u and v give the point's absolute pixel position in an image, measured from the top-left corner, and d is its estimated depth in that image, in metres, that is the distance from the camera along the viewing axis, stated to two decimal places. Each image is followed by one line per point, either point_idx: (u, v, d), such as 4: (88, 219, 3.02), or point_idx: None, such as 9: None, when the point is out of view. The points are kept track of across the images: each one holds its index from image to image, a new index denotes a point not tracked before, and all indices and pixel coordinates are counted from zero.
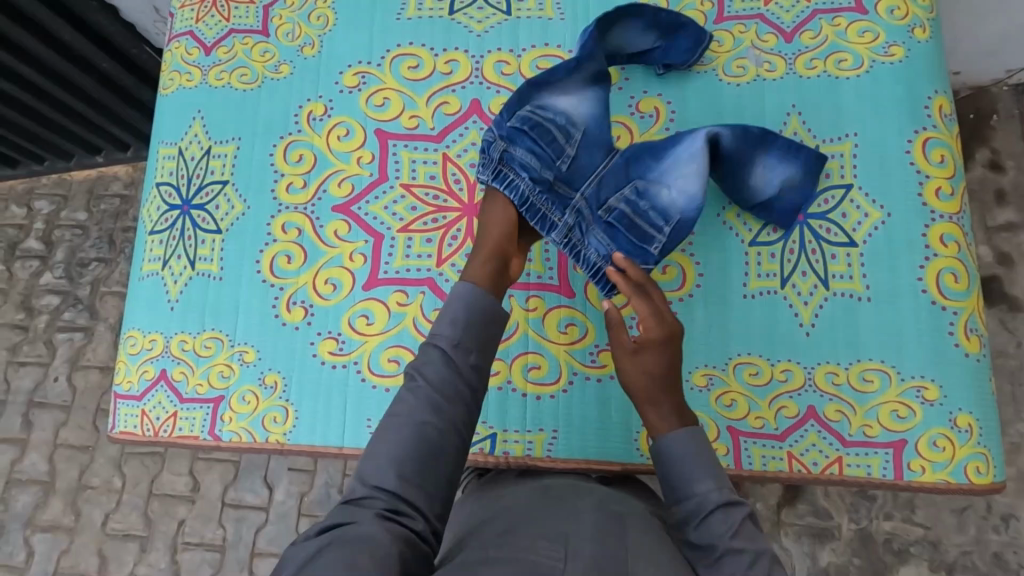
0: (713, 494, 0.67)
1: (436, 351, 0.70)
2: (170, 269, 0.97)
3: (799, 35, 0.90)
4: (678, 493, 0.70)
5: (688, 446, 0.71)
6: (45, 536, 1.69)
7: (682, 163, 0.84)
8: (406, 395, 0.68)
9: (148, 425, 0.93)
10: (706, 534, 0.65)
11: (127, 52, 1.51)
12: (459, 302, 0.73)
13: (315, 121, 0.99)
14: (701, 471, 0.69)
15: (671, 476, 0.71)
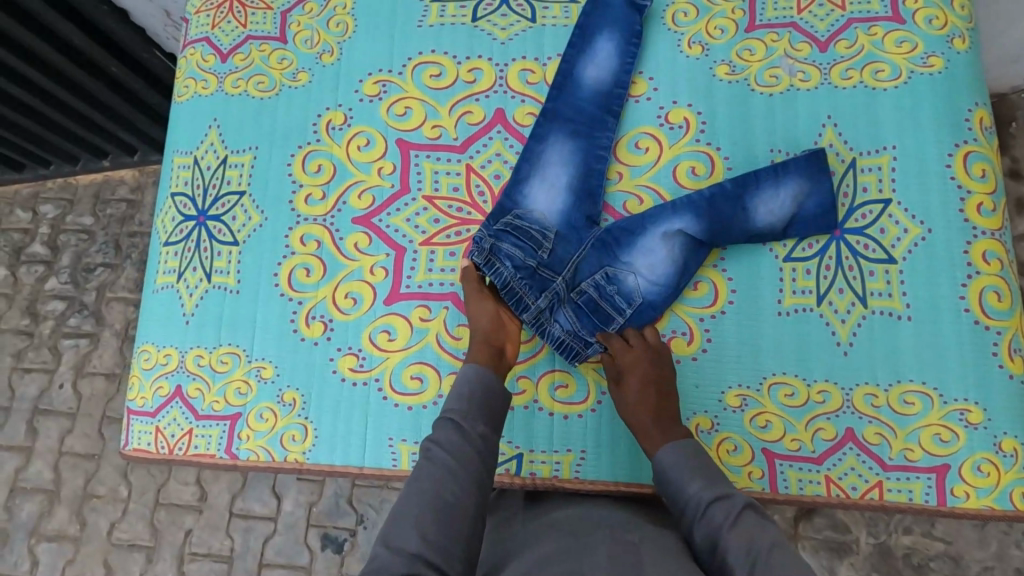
0: (704, 492, 0.65)
1: (449, 422, 0.70)
2: (186, 282, 0.95)
3: (833, 44, 0.88)
4: (675, 502, 0.68)
5: (674, 454, 0.70)
6: (50, 545, 1.66)
7: (653, 250, 0.85)
8: (424, 463, 0.66)
9: (162, 442, 0.90)
10: (707, 533, 0.62)
11: (137, 56, 1.48)
12: (467, 381, 0.74)
13: (334, 130, 0.96)
14: (691, 474, 0.68)
15: (667, 489, 0.69)
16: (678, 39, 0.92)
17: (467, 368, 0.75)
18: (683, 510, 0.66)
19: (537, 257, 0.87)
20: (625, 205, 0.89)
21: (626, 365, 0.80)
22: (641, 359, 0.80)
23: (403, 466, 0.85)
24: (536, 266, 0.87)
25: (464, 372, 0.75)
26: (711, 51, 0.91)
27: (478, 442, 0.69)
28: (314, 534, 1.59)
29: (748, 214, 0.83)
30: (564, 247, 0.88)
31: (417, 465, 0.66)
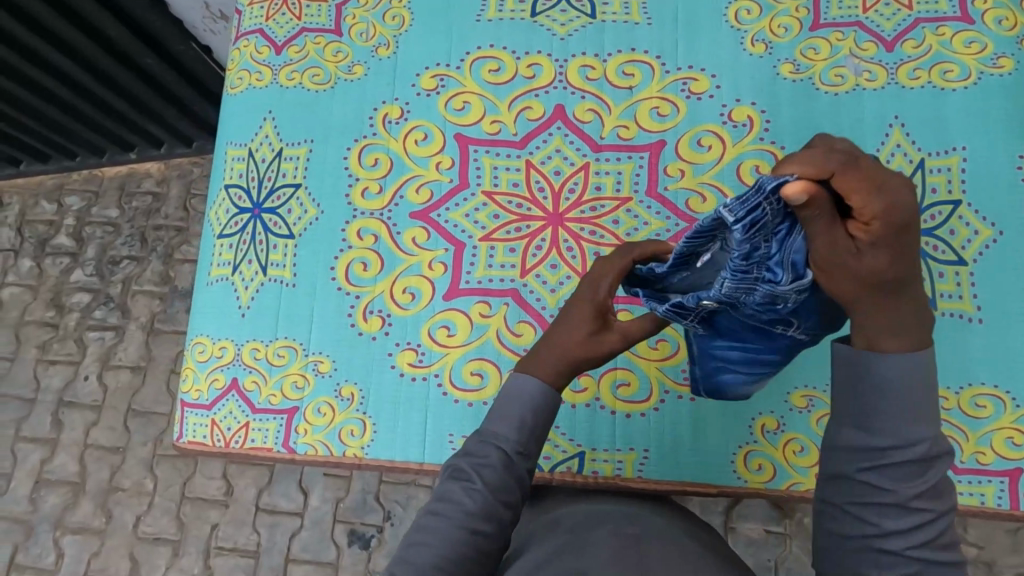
0: (922, 443, 0.49)
1: (497, 450, 0.62)
2: (241, 275, 0.94)
3: (900, 43, 0.88)
4: (857, 417, 0.51)
5: (911, 377, 0.48)
6: (75, 538, 1.66)
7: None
8: (457, 496, 0.60)
9: (218, 435, 0.90)
10: (884, 484, 0.49)
11: (172, 49, 1.46)
12: (530, 407, 0.64)
13: (390, 124, 0.96)
14: (916, 403, 0.49)
15: (858, 394, 0.50)
16: (741, 37, 0.91)
17: (533, 386, 0.64)
18: (866, 438, 0.50)
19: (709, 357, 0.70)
20: (687, 203, 0.88)
21: (892, 231, 0.41)
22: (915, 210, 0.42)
23: None
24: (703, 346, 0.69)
25: (521, 386, 0.65)
26: (775, 49, 0.90)
27: (522, 481, 0.62)
28: (341, 529, 1.59)
29: None
30: (760, 348, 0.65)
31: (451, 488, 0.60)
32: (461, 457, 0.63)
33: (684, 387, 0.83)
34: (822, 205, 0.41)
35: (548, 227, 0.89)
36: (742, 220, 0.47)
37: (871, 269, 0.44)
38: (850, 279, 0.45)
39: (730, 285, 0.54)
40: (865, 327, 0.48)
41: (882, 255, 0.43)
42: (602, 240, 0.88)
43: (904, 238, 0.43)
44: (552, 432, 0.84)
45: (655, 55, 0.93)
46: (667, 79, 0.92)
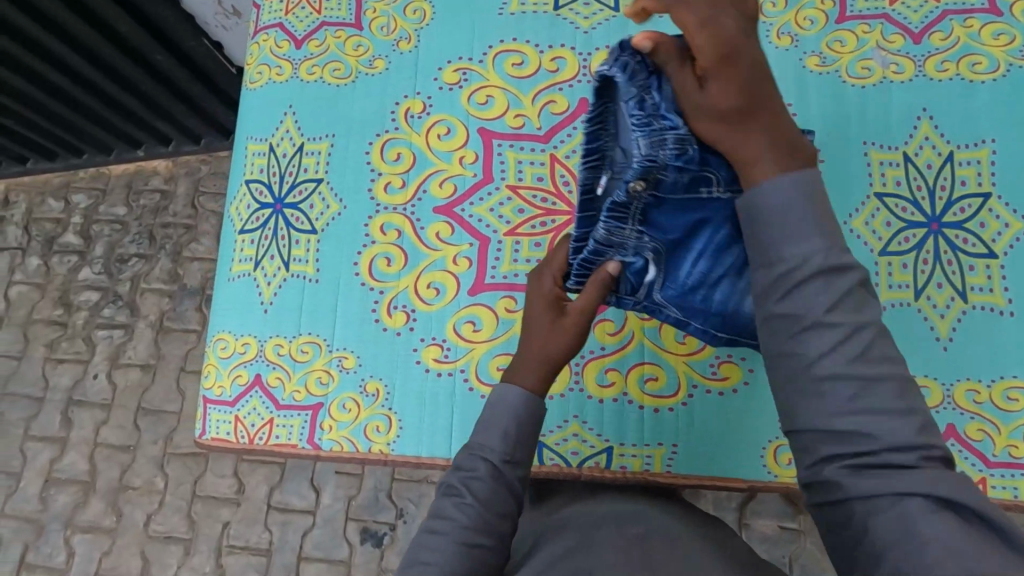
0: (812, 253, 0.48)
1: (484, 463, 0.63)
2: (263, 271, 0.94)
3: (927, 36, 0.87)
4: (760, 257, 0.50)
5: (790, 194, 0.49)
6: (85, 537, 1.65)
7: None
8: (451, 510, 0.60)
9: (242, 432, 0.89)
10: (793, 305, 0.47)
11: (183, 45, 1.45)
12: (513, 416, 0.65)
13: (412, 118, 0.95)
14: (795, 223, 0.49)
15: (752, 236, 0.51)
16: (767, 30, 0.91)
17: (515, 396, 0.65)
18: (768, 272, 0.49)
19: (677, 262, 0.66)
20: None
21: (719, 45, 0.48)
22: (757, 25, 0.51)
23: None
24: (666, 245, 0.64)
25: (505, 395, 0.66)
26: (801, 42, 0.90)
27: (514, 489, 0.63)
28: (353, 527, 1.58)
29: None
30: (707, 227, 0.63)
31: (445, 505, 0.61)
32: (451, 473, 0.64)
33: (713, 382, 0.83)
34: (669, 49, 0.52)
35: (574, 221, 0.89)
36: (614, 68, 0.55)
37: (721, 98, 0.50)
38: (704, 108, 0.51)
39: (643, 143, 0.56)
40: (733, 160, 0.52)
41: (718, 76, 0.49)
42: None
43: (749, 77, 0.49)
44: (580, 427, 0.84)
45: None
46: None
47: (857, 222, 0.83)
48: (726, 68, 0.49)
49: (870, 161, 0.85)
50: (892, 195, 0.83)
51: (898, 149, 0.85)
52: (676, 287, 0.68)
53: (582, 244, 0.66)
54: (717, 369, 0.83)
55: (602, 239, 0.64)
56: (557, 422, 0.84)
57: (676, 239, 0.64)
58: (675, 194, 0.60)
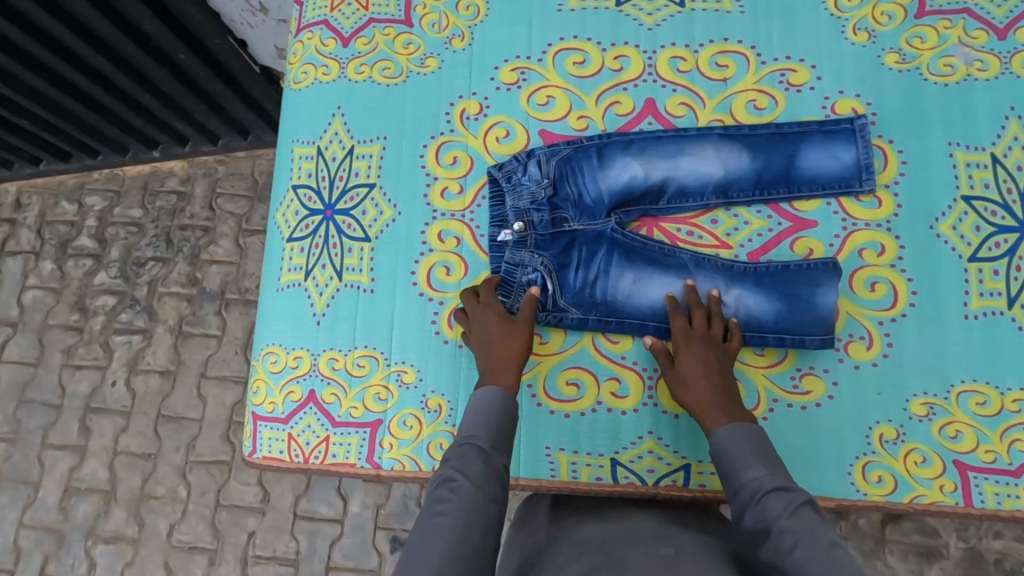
0: (763, 479, 0.61)
1: (473, 449, 0.67)
2: (315, 281, 0.89)
3: (1013, 32, 0.83)
4: (729, 486, 0.64)
5: (742, 438, 0.66)
6: (107, 548, 1.61)
7: (665, 291, 0.83)
8: (449, 493, 0.62)
9: (296, 450, 0.85)
10: (759, 515, 0.59)
11: (208, 43, 1.39)
12: (493, 408, 0.70)
13: (468, 120, 0.91)
14: (748, 459, 0.64)
15: (723, 472, 0.66)
16: (842, 26, 0.87)
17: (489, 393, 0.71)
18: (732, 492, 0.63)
19: (563, 274, 0.84)
20: (792, 202, 0.84)
21: (688, 329, 0.77)
22: (729, 334, 0.78)
23: (562, 477, 0.80)
24: (552, 262, 0.84)
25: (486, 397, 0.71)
26: (878, 38, 0.86)
27: (502, 476, 0.66)
28: (382, 536, 1.54)
29: (807, 167, 0.83)
30: (582, 245, 0.85)
31: (441, 491, 0.62)
32: (443, 466, 0.66)
33: (795, 396, 0.79)
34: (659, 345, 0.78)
35: (643, 225, 0.87)
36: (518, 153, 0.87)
37: (693, 369, 0.73)
38: (684, 371, 0.74)
39: (532, 171, 0.86)
40: (695, 412, 0.72)
41: (691, 348, 0.75)
42: (700, 241, 0.84)
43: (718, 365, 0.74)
44: (655, 443, 0.80)
45: (750, 46, 0.88)
46: (763, 71, 0.87)
47: (942, 227, 0.80)
48: (694, 351, 0.75)
49: (956, 163, 0.81)
50: (980, 198, 0.80)
51: (985, 150, 0.81)
52: (572, 291, 0.83)
53: (497, 273, 0.85)
54: (799, 383, 0.79)
55: (509, 261, 0.84)
56: (631, 438, 0.80)
57: (560, 258, 0.85)
58: (548, 233, 0.85)
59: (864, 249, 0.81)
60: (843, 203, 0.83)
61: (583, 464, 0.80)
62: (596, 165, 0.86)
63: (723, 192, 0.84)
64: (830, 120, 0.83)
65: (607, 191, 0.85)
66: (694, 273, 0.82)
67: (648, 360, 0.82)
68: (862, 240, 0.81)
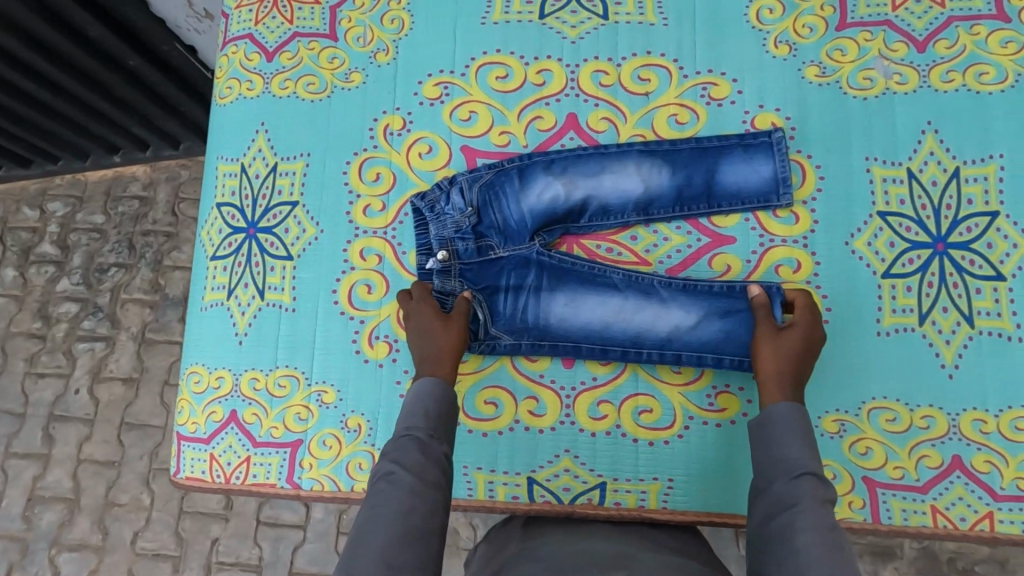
0: (802, 460, 0.61)
1: (411, 441, 0.65)
2: (237, 300, 0.89)
3: (932, 44, 0.82)
4: (767, 454, 0.63)
5: (794, 417, 0.65)
6: (73, 555, 1.60)
7: (597, 314, 0.82)
8: (387, 487, 0.61)
9: (218, 471, 0.85)
10: (791, 489, 0.59)
11: (158, 49, 1.36)
12: (428, 396, 0.69)
13: (392, 135, 0.90)
14: (796, 439, 0.63)
15: (764, 437, 0.65)
16: (764, 39, 0.86)
17: (427, 382, 0.70)
18: (766, 459, 0.63)
19: (493, 302, 0.83)
20: (711, 217, 0.84)
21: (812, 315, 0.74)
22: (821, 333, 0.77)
23: (479, 496, 0.80)
24: (481, 290, 0.83)
25: (422, 387, 0.70)
26: (799, 51, 0.85)
27: (442, 462, 0.64)
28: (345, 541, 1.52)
29: (729, 185, 0.83)
30: (510, 271, 0.84)
31: (380, 486, 0.61)
32: (382, 461, 0.64)
33: (709, 413, 0.79)
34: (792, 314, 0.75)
35: (564, 243, 0.86)
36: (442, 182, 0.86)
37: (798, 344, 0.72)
38: (787, 341, 0.72)
39: (456, 200, 0.84)
40: (777, 375, 0.69)
41: (803, 333, 0.72)
42: (619, 258, 0.84)
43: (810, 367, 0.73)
44: (571, 462, 0.80)
45: (673, 59, 0.87)
46: (685, 85, 0.87)
47: (858, 243, 0.80)
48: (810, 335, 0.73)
49: (872, 179, 0.81)
50: (895, 214, 0.80)
51: (902, 165, 0.81)
52: (504, 318, 0.82)
53: None
54: (714, 401, 0.80)
55: (437, 291, 0.83)
56: (549, 457, 0.80)
57: (488, 285, 0.83)
58: (474, 260, 0.84)
59: (781, 265, 0.81)
60: (762, 219, 0.83)
61: (500, 483, 0.80)
62: (518, 187, 0.84)
63: (644, 210, 0.84)
64: (748, 134, 0.83)
65: (530, 214, 0.84)
66: (624, 293, 0.82)
67: (566, 379, 0.82)
68: (781, 252, 0.81)
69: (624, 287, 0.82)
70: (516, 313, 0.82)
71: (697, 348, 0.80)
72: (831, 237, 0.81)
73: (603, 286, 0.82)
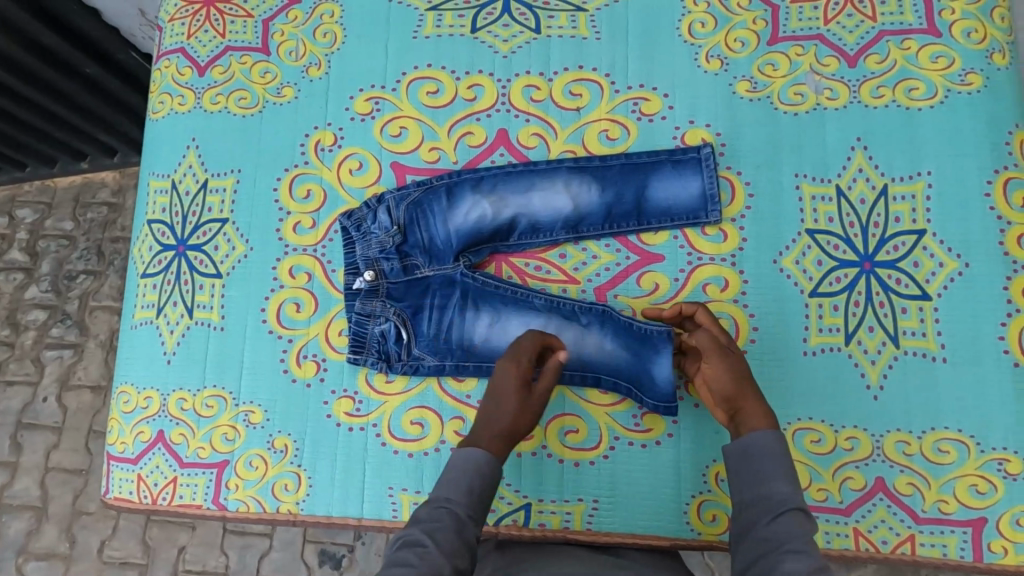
0: (789, 496, 0.57)
1: (448, 516, 0.59)
2: (166, 318, 0.88)
3: (863, 58, 0.82)
4: (753, 487, 0.59)
5: (774, 447, 0.61)
6: (40, 565, 1.39)
7: (521, 335, 0.81)
8: (415, 560, 0.54)
9: (145, 491, 0.85)
10: (776, 531, 0.55)
11: (116, 57, 1.22)
12: (478, 469, 0.62)
13: (323, 151, 0.89)
14: (779, 471, 0.59)
15: (744, 470, 0.61)
16: (696, 53, 0.85)
17: (480, 454, 0.63)
18: (748, 492, 0.59)
19: (417, 322, 0.83)
20: (640, 235, 0.83)
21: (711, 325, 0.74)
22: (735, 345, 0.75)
23: (404, 518, 0.80)
24: (404, 309, 0.83)
25: (476, 456, 0.63)
26: (731, 65, 0.84)
27: (473, 549, 0.58)
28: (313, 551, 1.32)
29: (660, 202, 0.82)
30: (435, 290, 0.83)
31: (404, 555, 0.54)
32: (411, 528, 0.58)
33: (635, 433, 0.79)
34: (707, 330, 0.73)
35: (492, 262, 0.85)
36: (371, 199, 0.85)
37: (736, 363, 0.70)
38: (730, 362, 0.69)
39: (382, 217, 0.84)
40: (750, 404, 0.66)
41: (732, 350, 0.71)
42: (548, 276, 0.83)
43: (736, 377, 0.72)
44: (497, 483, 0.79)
45: (605, 73, 0.86)
46: (616, 100, 0.86)
47: (787, 261, 0.79)
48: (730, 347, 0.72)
49: (802, 196, 0.80)
50: (824, 232, 0.79)
51: (831, 181, 0.80)
52: (427, 339, 0.82)
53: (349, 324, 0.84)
54: (640, 421, 0.79)
55: (360, 311, 0.83)
56: None
57: (412, 303, 0.83)
58: (401, 280, 0.84)
59: (709, 283, 0.80)
60: (690, 236, 0.82)
61: None
62: (445, 205, 0.83)
63: (573, 227, 0.83)
64: (679, 150, 0.82)
65: (455, 233, 0.83)
66: (548, 315, 0.81)
67: None
68: (709, 269, 0.80)
69: (547, 310, 0.81)
70: (440, 334, 0.82)
71: (615, 372, 0.79)
72: (760, 251, 0.80)
73: (527, 308, 0.82)
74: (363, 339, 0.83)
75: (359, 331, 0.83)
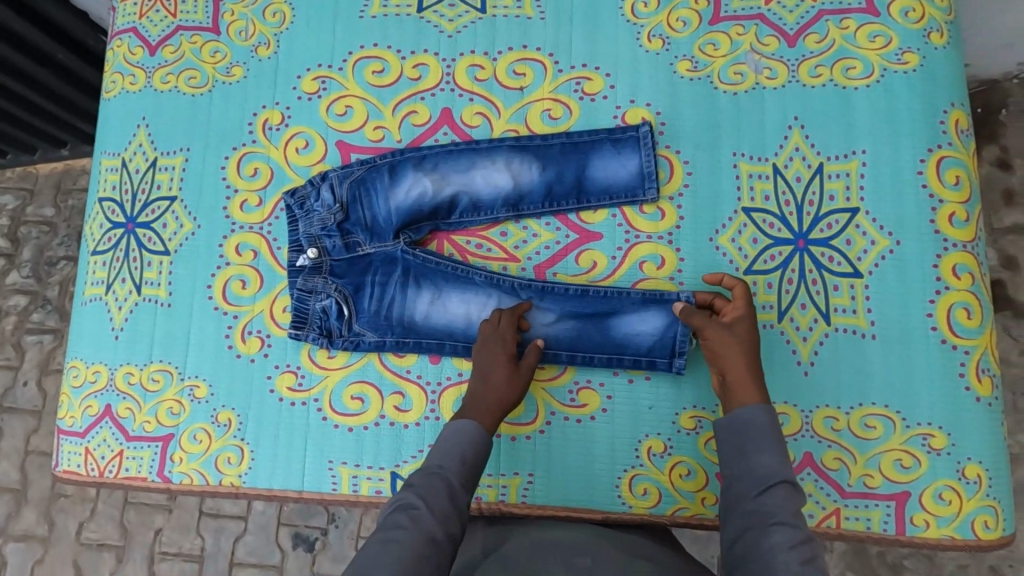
0: (777, 468, 0.58)
1: (441, 481, 0.62)
2: (115, 294, 0.89)
3: (802, 38, 0.82)
4: (741, 462, 0.60)
5: (765, 422, 0.62)
6: (19, 546, 1.36)
7: (459, 311, 0.83)
8: (407, 521, 0.57)
9: (92, 464, 0.86)
10: (765, 504, 0.56)
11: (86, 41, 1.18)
12: (468, 438, 0.67)
13: (270, 130, 0.90)
14: (768, 445, 0.60)
15: (734, 445, 0.62)
16: (638, 32, 0.85)
17: (470, 427, 0.67)
18: (738, 467, 0.60)
19: (359, 299, 0.84)
20: (579, 213, 0.83)
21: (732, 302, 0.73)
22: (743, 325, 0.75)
23: (343, 491, 0.81)
24: (345, 286, 0.84)
25: (463, 428, 0.67)
26: (672, 45, 0.84)
27: (464, 515, 0.61)
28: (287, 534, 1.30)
29: (600, 180, 0.82)
30: (377, 268, 0.85)
31: (398, 517, 0.57)
32: (405, 491, 0.61)
33: (570, 409, 0.80)
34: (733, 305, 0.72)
35: (433, 240, 0.86)
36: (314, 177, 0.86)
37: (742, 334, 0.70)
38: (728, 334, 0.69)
39: (326, 194, 0.85)
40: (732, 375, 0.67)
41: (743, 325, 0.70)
42: (489, 254, 0.84)
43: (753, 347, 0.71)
44: None
45: (548, 53, 0.87)
46: (560, 79, 0.86)
47: (722, 239, 0.80)
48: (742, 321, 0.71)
49: (739, 175, 0.81)
50: (759, 210, 0.80)
51: (769, 160, 0.80)
52: (368, 315, 0.83)
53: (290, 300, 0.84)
54: (576, 397, 0.80)
55: (301, 287, 0.84)
56: (412, 452, 0.81)
57: (354, 281, 0.84)
58: (343, 257, 0.85)
59: (645, 261, 0.81)
60: (628, 214, 0.82)
61: (364, 477, 0.81)
62: (387, 182, 0.84)
63: (513, 206, 0.83)
64: (618, 128, 0.82)
65: (395, 210, 0.84)
66: (486, 291, 0.82)
67: (432, 374, 0.82)
68: (646, 247, 0.81)
69: (486, 286, 0.82)
70: (380, 310, 0.83)
71: (552, 345, 0.80)
72: (696, 229, 0.80)
73: (466, 285, 0.83)
74: (305, 314, 0.84)
75: (301, 307, 0.84)
